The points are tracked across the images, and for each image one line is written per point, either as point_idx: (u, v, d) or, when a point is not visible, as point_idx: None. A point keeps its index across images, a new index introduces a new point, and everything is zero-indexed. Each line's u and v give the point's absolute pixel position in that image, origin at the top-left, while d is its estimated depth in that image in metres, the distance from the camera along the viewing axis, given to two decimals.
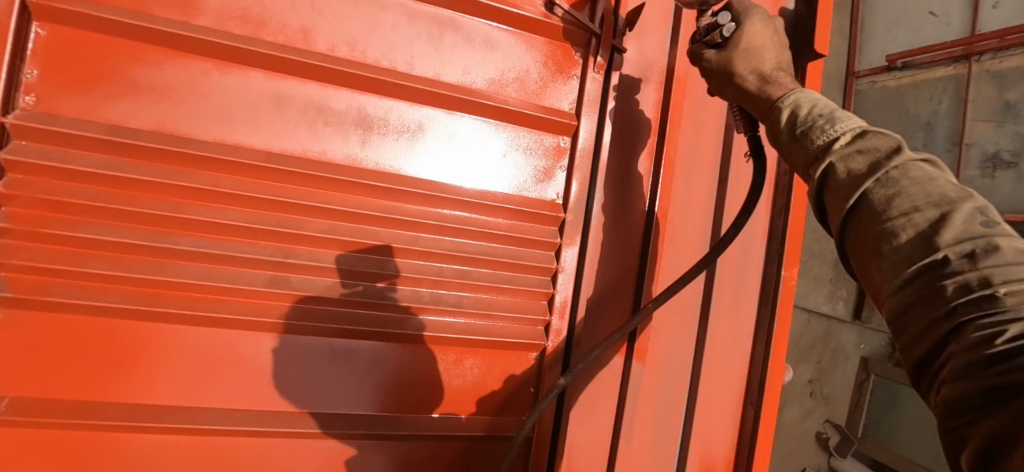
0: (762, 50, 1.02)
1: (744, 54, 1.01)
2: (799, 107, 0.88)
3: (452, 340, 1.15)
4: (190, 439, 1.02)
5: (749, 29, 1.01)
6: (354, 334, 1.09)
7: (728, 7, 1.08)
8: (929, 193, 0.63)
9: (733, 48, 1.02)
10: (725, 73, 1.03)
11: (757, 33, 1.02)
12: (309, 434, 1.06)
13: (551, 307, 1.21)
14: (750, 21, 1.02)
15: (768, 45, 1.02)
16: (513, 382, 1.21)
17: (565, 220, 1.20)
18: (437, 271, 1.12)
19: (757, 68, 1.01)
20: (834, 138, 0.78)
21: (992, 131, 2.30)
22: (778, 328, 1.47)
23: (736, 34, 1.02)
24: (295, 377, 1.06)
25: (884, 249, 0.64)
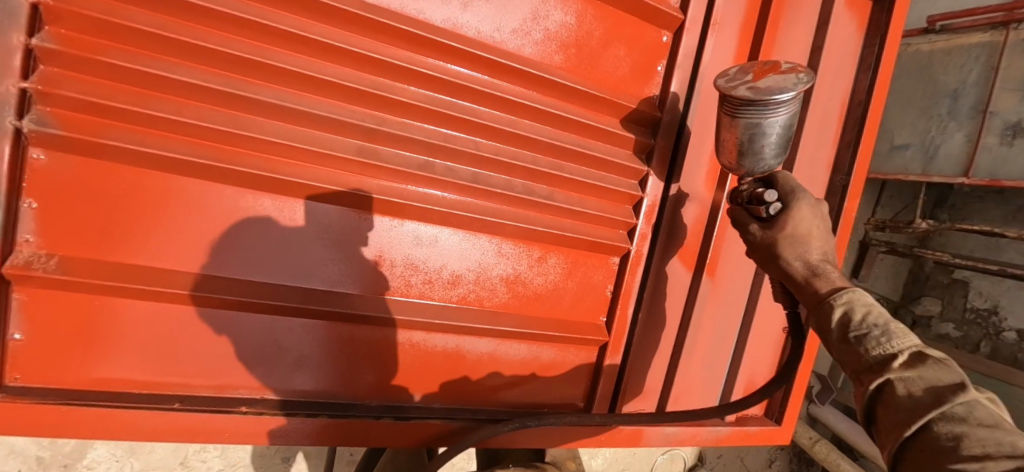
0: (808, 240, 0.94)
1: (792, 242, 0.94)
2: (852, 311, 0.81)
3: (537, 236, 1.08)
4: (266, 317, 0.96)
5: (802, 202, 0.94)
6: (442, 220, 1.02)
7: (773, 179, 1.01)
8: (933, 393, 0.67)
9: (779, 231, 0.95)
10: (770, 252, 0.96)
11: (807, 216, 0.94)
12: (390, 320, 1.00)
13: (636, 211, 1.16)
14: (799, 195, 0.95)
15: (819, 238, 0.95)
16: (593, 286, 1.16)
17: (664, 119, 1.14)
18: (531, 161, 1.05)
19: (805, 257, 0.94)
20: (891, 353, 0.74)
21: (1017, 102, 2.33)
22: (834, 258, 1.47)
23: (785, 209, 0.95)
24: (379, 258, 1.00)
25: (904, 417, 0.67)
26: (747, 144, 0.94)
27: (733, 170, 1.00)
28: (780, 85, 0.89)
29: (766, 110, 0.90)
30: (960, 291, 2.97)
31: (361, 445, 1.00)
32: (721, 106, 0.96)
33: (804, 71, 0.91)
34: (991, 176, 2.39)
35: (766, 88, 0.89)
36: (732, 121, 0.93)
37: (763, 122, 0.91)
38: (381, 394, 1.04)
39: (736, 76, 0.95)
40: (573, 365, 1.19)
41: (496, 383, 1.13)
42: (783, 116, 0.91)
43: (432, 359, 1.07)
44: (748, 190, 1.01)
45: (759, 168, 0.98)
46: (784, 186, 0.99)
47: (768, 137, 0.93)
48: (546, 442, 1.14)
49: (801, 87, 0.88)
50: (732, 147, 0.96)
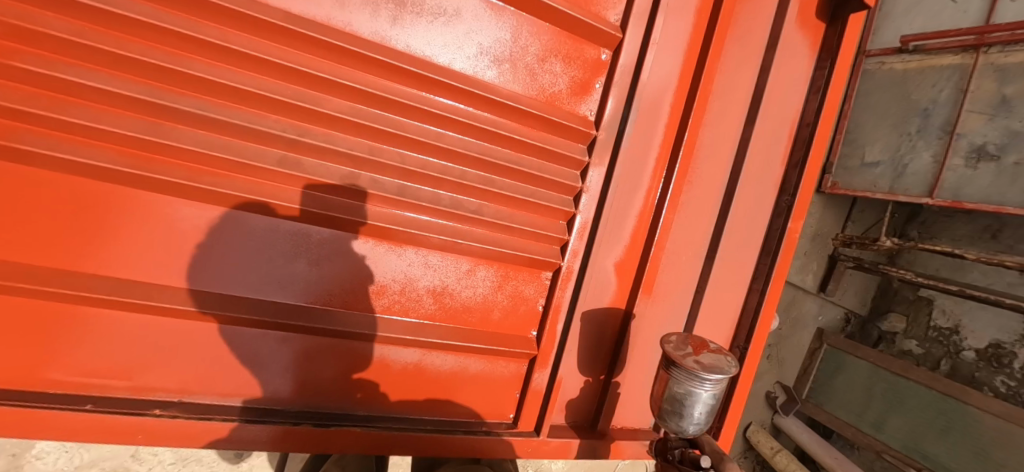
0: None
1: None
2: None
3: (465, 250, 1.09)
4: (184, 321, 0.95)
5: (736, 471, 1.06)
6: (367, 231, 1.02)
7: (700, 444, 1.14)
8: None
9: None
10: None
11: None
12: (313, 329, 1.01)
13: (568, 227, 1.17)
14: (731, 462, 1.08)
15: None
16: (524, 299, 1.18)
17: (597, 138, 1.13)
18: (459, 174, 1.05)
19: None
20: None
21: (983, 123, 2.37)
22: (777, 277, 1.48)
23: (724, 471, 1.06)
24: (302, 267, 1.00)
25: None
26: (678, 410, 1.06)
27: (670, 430, 1.10)
28: (718, 364, 1.03)
29: (704, 385, 1.03)
30: (925, 309, 3.01)
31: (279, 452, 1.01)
32: (665, 365, 1.08)
33: (728, 354, 1.08)
34: (955, 197, 2.44)
35: (710, 372, 1.02)
36: (670, 379, 1.06)
37: (693, 400, 1.04)
38: (305, 402, 1.05)
39: (681, 344, 1.09)
40: (502, 375, 1.21)
41: (424, 392, 1.15)
42: (711, 392, 1.04)
43: (355, 367, 1.08)
44: (680, 452, 1.13)
45: (691, 429, 1.08)
46: (716, 450, 1.12)
47: (694, 407, 1.05)
48: (471, 452, 1.16)
49: (733, 369, 1.03)
50: (664, 397, 1.08)
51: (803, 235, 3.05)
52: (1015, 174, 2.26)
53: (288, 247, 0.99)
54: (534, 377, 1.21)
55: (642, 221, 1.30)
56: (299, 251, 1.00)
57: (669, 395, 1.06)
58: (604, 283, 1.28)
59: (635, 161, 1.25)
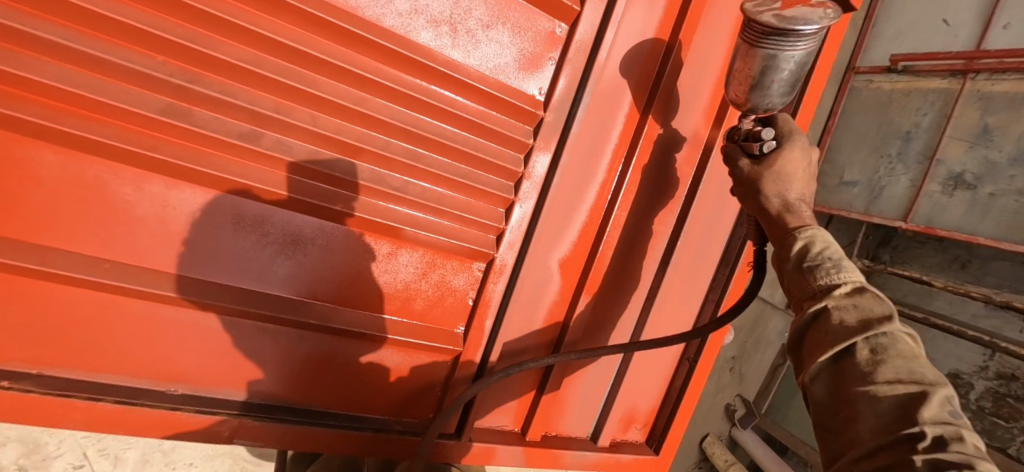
0: (793, 177, 0.91)
1: (774, 177, 0.90)
2: (811, 245, 0.84)
3: (385, 230, 0.99)
4: (31, 283, 0.80)
5: (793, 147, 0.92)
6: (272, 199, 0.91)
7: (773, 121, 0.98)
8: (915, 376, 0.65)
9: (767, 167, 0.91)
10: (750, 186, 0.93)
11: (797, 158, 0.91)
12: (199, 304, 0.89)
13: (506, 216, 1.07)
14: (795, 137, 0.93)
15: (806, 180, 0.93)
16: (451, 290, 1.07)
17: (544, 120, 1.03)
18: (384, 146, 0.94)
19: (784, 196, 0.91)
20: (896, 388, 0.65)
21: (964, 152, 2.32)
22: (733, 289, 1.39)
23: (777, 149, 0.92)
24: (191, 234, 0.88)
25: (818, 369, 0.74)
26: (758, 78, 0.87)
27: (743, 105, 0.94)
28: (806, 17, 0.80)
29: (796, 42, 0.82)
30: None
31: (150, 436, 0.89)
32: (740, 33, 0.87)
33: (832, 9, 0.83)
34: (927, 223, 2.40)
35: (797, 15, 0.80)
36: (752, 49, 0.85)
37: (775, 66, 0.85)
38: (191, 385, 0.94)
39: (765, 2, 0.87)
40: (421, 370, 1.11)
41: (330, 381, 1.04)
42: (800, 52, 0.83)
43: (249, 349, 0.97)
44: (747, 128, 0.97)
45: (765, 106, 0.92)
46: (782, 127, 0.95)
47: (778, 75, 0.86)
48: (385, 451, 1.08)
49: (827, 21, 0.80)
50: (744, 82, 0.89)
51: None
52: (986, 207, 2.23)
53: (175, 211, 0.87)
54: (456, 375, 1.11)
55: (593, 217, 1.18)
56: (188, 215, 0.88)
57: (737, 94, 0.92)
58: (546, 278, 1.17)
59: (588, 148, 1.12)
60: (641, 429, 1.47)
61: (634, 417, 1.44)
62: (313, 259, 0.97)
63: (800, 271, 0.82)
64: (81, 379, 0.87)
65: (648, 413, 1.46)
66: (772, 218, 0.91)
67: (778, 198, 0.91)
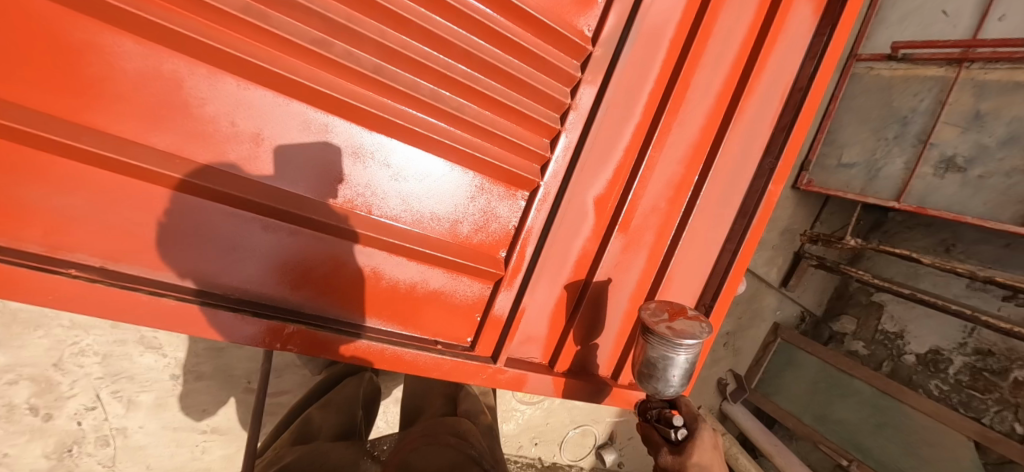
0: (707, 468, 1.15)
1: (699, 469, 1.13)
2: None
3: (440, 149, 1.03)
4: (111, 174, 0.85)
5: (701, 441, 1.18)
6: (337, 110, 0.95)
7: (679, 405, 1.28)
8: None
9: (685, 458, 1.15)
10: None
11: (708, 451, 1.17)
12: (263, 209, 0.94)
13: (551, 145, 1.12)
14: (703, 430, 1.20)
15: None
16: (496, 216, 1.12)
17: (592, 54, 1.08)
18: (444, 66, 0.98)
19: None
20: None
21: (956, 136, 2.44)
22: (749, 238, 1.47)
23: (691, 438, 1.19)
24: (257, 140, 0.92)
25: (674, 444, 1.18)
26: (650, 371, 1.19)
27: (651, 393, 1.23)
28: (690, 332, 1.14)
29: (676, 347, 1.14)
30: (875, 314, 3.14)
31: (211, 332, 0.93)
32: (643, 334, 1.21)
33: (705, 325, 1.17)
34: (919, 203, 2.53)
35: (677, 341, 1.14)
36: (648, 342, 1.18)
37: (668, 364, 1.15)
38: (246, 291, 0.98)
39: (656, 314, 1.20)
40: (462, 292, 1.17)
41: (381, 297, 1.10)
42: (683, 356, 1.14)
43: (302, 258, 1.01)
44: (657, 411, 1.26)
45: (666, 393, 1.21)
46: (693, 425, 1.22)
47: (671, 373, 1.16)
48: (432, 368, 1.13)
49: (705, 336, 1.12)
50: (644, 368, 1.20)
51: (774, 229, 3.12)
52: (978, 186, 2.36)
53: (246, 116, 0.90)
54: (496, 299, 1.17)
55: (627, 157, 1.27)
56: (257, 120, 0.91)
57: (646, 353, 1.18)
58: (585, 210, 1.25)
59: (628, 91, 1.20)
60: None
61: None
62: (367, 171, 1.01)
63: (680, 453, 1.16)
64: (143, 277, 0.91)
65: None
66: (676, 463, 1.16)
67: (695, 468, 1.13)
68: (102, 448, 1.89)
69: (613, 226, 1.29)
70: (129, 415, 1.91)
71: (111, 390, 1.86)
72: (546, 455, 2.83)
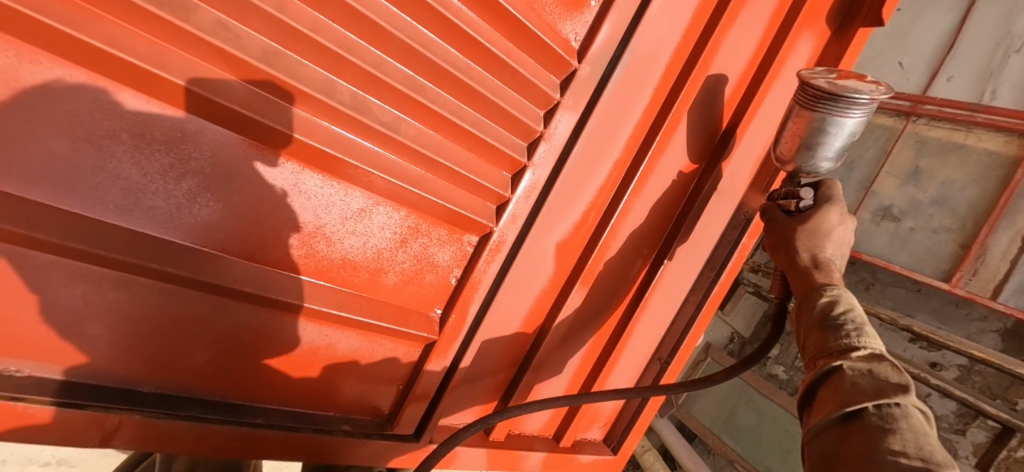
0: (823, 240, 0.95)
1: (809, 234, 0.95)
2: (910, 436, 0.66)
3: (362, 178, 0.74)
4: None
5: (832, 210, 0.95)
6: (220, 111, 0.63)
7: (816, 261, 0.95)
8: (880, 389, 0.72)
9: (802, 223, 0.96)
10: (807, 261, 0.96)
11: (833, 223, 0.95)
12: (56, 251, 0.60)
13: (513, 182, 0.87)
14: (834, 204, 0.96)
15: (842, 243, 0.97)
16: (432, 266, 0.86)
17: (577, 73, 0.84)
18: (376, 66, 0.69)
19: (815, 251, 0.95)
20: (856, 346, 0.80)
21: (896, 188, 2.56)
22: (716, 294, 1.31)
23: (815, 207, 0.97)
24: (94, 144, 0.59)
25: (866, 435, 0.68)
26: (807, 140, 0.90)
27: (790, 163, 0.96)
28: (858, 88, 0.85)
29: (848, 108, 0.85)
30: (797, 342, 3.21)
31: None
32: (795, 93, 0.91)
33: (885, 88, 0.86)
34: (855, 247, 2.66)
35: (850, 88, 0.84)
36: (807, 112, 0.88)
37: (831, 131, 0.88)
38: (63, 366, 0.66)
39: (822, 75, 0.92)
40: (382, 357, 0.89)
41: (299, 365, 0.84)
42: (856, 118, 0.86)
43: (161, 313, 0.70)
44: (785, 189, 1.03)
45: (812, 167, 0.94)
46: (826, 191, 0.98)
47: (830, 143, 0.89)
48: (325, 456, 0.87)
49: (875, 94, 0.84)
50: (795, 141, 0.92)
51: None
52: (906, 238, 2.49)
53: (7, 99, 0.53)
54: (428, 365, 0.91)
55: (600, 199, 1.05)
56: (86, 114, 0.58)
57: (802, 126, 0.89)
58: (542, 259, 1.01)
59: (614, 119, 0.97)
60: (601, 428, 1.38)
61: (597, 417, 1.35)
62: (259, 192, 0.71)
63: (864, 390, 0.73)
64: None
65: (609, 415, 1.37)
66: (800, 271, 0.96)
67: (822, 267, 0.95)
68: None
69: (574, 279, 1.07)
70: None
71: None
72: None
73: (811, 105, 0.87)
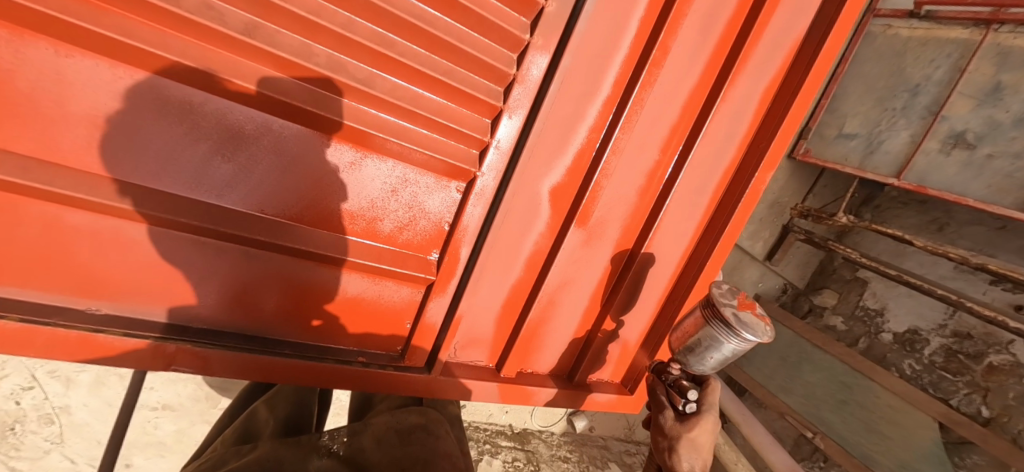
0: (701, 450, 1.03)
1: (688, 445, 1.03)
2: None
3: (349, 134, 0.83)
4: None
5: (707, 417, 1.05)
6: (212, 83, 0.73)
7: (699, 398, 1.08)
8: None
9: (685, 429, 1.04)
10: (672, 444, 1.04)
11: (707, 432, 1.03)
12: (115, 211, 0.75)
13: (492, 129, 0.91)
14: (710, 402, 1.07)
15: (705, 452, 1.04)
16: (424, 212, 0.94)
17: (546, 11, 0.85)
18: (345, 25, 0.75)
19: (692, 463, 1.02)
20: None
21: (970, 110, 2.25)
22: (729, 234, 1.26)
23: (697, 413, 1.05)
24: (106, 122, 0.71)
25: None
26: (696, 345, 1.06)
27: (678, 356, 1.12)
28: (753, 326, 1.01)
29: (734, 337, 1.00)
30: (858, 289, 3.00)
31: (68, 355, 0.79)
32: (703, 304, 1.07)
33: (769, 322, 1.05)
34: (919, 182, 2.38)
35: (746, 322, 1.00)
36: (703, 322, 1.04)
37: (715, 346, 1.03)
38: (115, 303, 0.83)
39: (729, 294, 1.07)
40: (389, 297, 1.00)
41: (332, 307, 0.97)
42: (737, 348, 1.01)
43: (190, 256, 0.83)
44: (675, 376, 1.13)
45: (697, 367, 1.09)
46: (707, 396, 1.08)
47: (713, 354, 1.04)
48: (347, 384, 1.00)
49: (766, 337, 1.00)
50: (685, 341, 1.08)
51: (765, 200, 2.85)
52: (982, 167, 2.19)
53: (49, 92, 0.67)
54: (429, 302, 1.01)
55: (591, 140, 1.06)
56: (99, 98, 0.70)
57: (699, 331, 1.05)
58: (533, 203, 1.04)
59: (595, 56, 0.97)
60: (617, 369, 1.41)
61: (609, 358, 1.38)
62: (264, 153, 0.81)
63: None
64: (9, 296, 0.76)
65: (624, 358, 1.40)
66: (664, 434, 1.06)
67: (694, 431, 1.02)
68: (45, 427, 1.65)
69: (569, 223, 1.09)
70: (70, 393, 1.66)
71: (45, 370, 1.61)
72: (515, 424, 2.68)
73: (706, 324, 1.04)
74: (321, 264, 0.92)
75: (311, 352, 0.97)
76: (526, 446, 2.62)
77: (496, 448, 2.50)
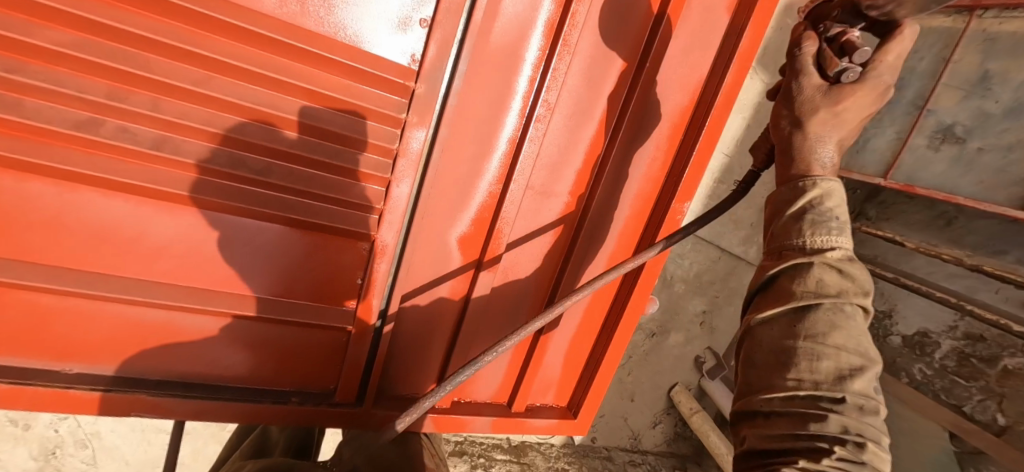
0: (843, 124, 0.86)
1: (809, 174, 0.87)
2: (826, 286, 0.77)
3: (258, 214, 1.00)
4: None
5: (832, 180, 0.87)
6: (133, 187, 0.91)
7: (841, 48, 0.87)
8: (840, 288, 0.77)
9: (808, 206, 0.83)
10: (813, 107, 0.86)
11: (867, 89, 0.84)
12: (72, 293, 0.94)
13: (386, 196, 1.03)
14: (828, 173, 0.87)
15: (848, 123, 0.86)
16: (337, 270, 1.09)
17: (416, 92, 0.96)
18: (239, 128, 0.92)
19: (829, 165, 0.84)
20: (821, 288, 0.77)
21: (956, 102, 2.13)
22: (651, 263, 1.31)
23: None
24: (54, 224, 0.90)
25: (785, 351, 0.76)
26: (811, 94, 0.87)
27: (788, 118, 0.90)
28: (868, 54, 0.84)
29: (847, 75, 0.85)
30: (865, 291, 2.78)
31: (46, 410, 0.97)
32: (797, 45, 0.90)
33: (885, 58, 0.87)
34: (908, 181, 2.27)
35: (860, 46, 0.84)
36: (805, 65, 0.88)
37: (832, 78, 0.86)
38: (84, 365, 1.00)
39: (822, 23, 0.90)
40: (315, 345, 1.13)
41: (268, 356, 1.11)
42: (856, 77, 0.85)
43: (134, 324, 1.00)
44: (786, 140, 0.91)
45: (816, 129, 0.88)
46: (828, 165, 0.90)
47: (833, 101, 0.85)
48: (285, 420, 1.13)
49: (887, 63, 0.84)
50: (791, 96, 0.89)
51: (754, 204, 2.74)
52: (972, 162, 2.05)
53: (22, 204, 0.88)
54: (351, 348, 1.12)
55: (493, 192, 1.14)
56: (45, 206, 0.89)
57: (808, 54, 0.89)
58: (440, 253, 1.15)
59: (478, 119, 1.06)
60: (559, 393, 1.50)
61: (548, 384, 1.46)
62: (189, 236, 0.98)
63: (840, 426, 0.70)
64: None
65: (565, 382, 1.48)
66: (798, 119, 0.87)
67: (811, 162, 0.87)
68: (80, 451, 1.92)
69: (480, 267, 1.19)
70: (99, 421, 1.93)
71: None
72: (512, 437, 2.78)
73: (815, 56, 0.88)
74: (245, 321, 1.06)
75: (251, 395, 1.11)
76: (522, 459, 2.72)
77: (490, 462, 2.61)
